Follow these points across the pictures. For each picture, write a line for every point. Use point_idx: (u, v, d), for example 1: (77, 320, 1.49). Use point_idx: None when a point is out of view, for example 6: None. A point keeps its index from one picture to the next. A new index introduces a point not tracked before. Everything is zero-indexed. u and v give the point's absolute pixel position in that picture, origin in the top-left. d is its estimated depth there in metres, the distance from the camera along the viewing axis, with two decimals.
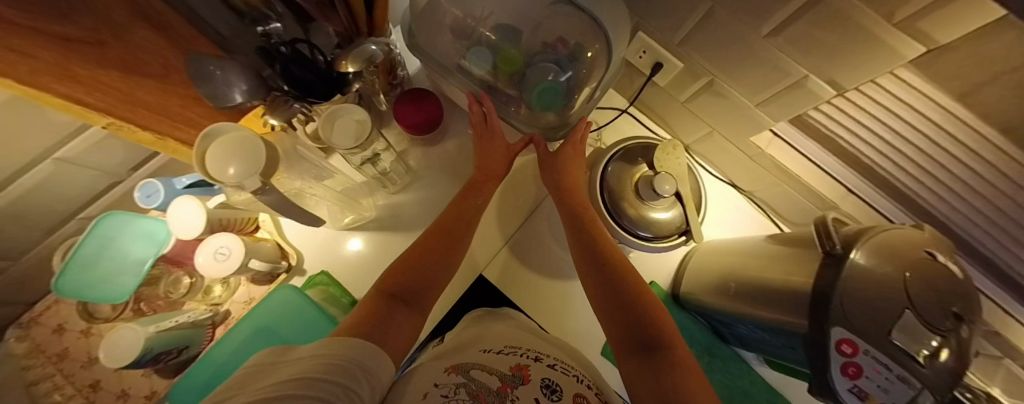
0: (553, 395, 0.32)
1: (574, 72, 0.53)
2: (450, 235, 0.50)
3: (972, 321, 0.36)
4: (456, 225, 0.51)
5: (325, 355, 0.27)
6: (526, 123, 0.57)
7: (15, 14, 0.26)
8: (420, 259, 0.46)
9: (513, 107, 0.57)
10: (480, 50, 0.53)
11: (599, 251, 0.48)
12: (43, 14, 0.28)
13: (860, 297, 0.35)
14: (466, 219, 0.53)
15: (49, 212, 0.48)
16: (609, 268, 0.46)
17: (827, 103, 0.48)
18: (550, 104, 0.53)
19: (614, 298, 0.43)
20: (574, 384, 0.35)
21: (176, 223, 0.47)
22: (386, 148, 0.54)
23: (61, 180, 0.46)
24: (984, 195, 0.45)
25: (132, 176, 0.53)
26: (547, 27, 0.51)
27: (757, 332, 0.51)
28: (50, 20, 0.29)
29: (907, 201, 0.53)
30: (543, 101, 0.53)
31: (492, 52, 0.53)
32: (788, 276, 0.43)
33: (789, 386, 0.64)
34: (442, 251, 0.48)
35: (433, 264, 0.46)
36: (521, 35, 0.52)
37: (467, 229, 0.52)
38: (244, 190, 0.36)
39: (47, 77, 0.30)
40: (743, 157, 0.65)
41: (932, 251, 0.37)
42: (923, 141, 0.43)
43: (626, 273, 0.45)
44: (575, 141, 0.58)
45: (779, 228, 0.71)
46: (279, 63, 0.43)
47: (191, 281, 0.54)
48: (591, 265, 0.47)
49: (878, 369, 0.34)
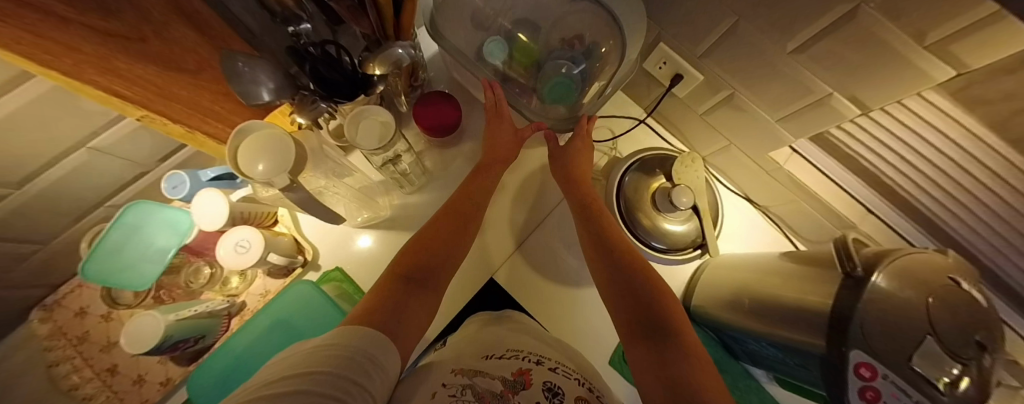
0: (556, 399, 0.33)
1: (586, 66, 0.56)
2: (460, 220, 0.50)
3: (995, 350, 0.35)
4: (470, 212, 0.51)
5: (337, 346, 0.27)
6: (536, 114, 0.60)
7: (66, 9, 0.27)
8: (431, 240, 0.46)
9: (525, 99, 0.60)
10: (498, 41, 0.57)
11: (609, 242, 0.48)
12: (90, 10, 0.29)
13: (880, 321, 0.34)
14: (477, 202, 0.53)
15: (78, 199, 0.50)
16: (618, 255, 0.47)
17: (850, 122, 0.47)
18: (560, 98, 0.57)
19: (624, 287, 0.43)
20: (575, 387, 0.36)
21: (200, 215, 0.48)
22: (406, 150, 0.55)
23: (92, 169, 0.47)
24: (1009, 222, 0.44)
25: (158, 167, 0.55)
26: (565, 22, 0.55)
27: (769, 349, 0.50)
28: (96, 16, 0.30)
29: (928, 224, 0.53)
30: (554, 94, 0.56)
31: (510, 45, 0.57)
32: (805, 294, 0.43)
33: None
34: (452, 232, 0.48)
35: (443, 245, 0.46)
36: (540, 30, 0.57)
37: (478, 211, 0.52)
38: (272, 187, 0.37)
39: (90, 70, 0.31)
40: (760, 172, 0.65)
41: (956, 278, 0.36)
42: (948, 165, 0.43)
43: (636, 264, 0.45)
44: (584, 133, 0.59)
45: (794, 245, 0.71)
46: (308, 63, 0.44)
47: (211, 271, 0.55)
48: (602, 257, 0.47)
49: (896, 395, 0.34)
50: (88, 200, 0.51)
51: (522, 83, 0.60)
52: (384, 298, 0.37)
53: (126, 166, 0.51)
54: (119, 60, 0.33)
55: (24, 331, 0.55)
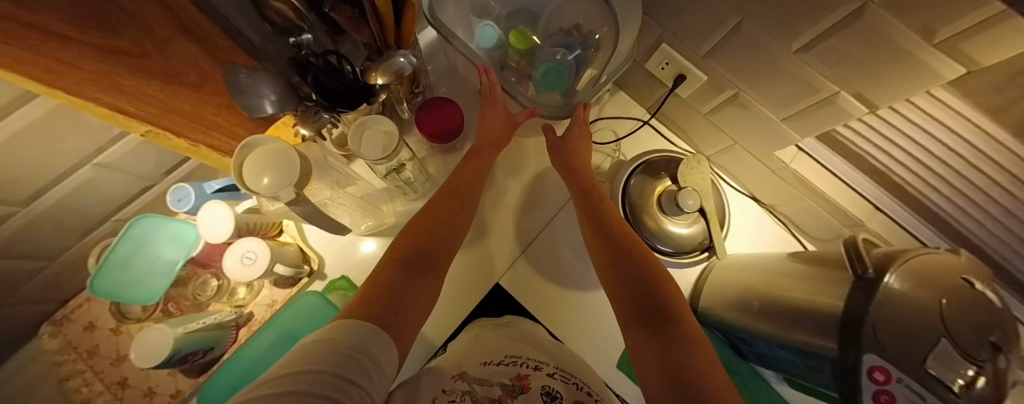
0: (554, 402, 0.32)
1: (580, 53, 0.57)
2: (455, 209, 0.49)
3: (1011, 351, 0.35)
4: (468, 203, 0.50)
5: (336, 339, 0.26)
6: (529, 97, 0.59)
7: (67, 28, 0.27)
8: (428, 228, 0.45)
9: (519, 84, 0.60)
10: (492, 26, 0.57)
11: (612, 229, 0.47)
12: (91, 28, 0.29)
13: (893, 323, 0.34)
14: (474, 192, 0.52)
15: (85, 214, 0.50)
16: (621, 243, 0.45)
17: (858, 120, 0.47)
18: (555, 84, 0.57)
19: (626, 274, 0.42)
20: (573, 391, 0.36)
21: (206, 228, 0.48)
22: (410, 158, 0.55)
23: (98, 184, 0.47)
24: (1022, 219, 0.43)
25: (163, 181, 0.55)
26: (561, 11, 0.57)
27: (780, 351, 0.50)
28: (98, 34, 0.30)
29: (939, 221, 0.52)
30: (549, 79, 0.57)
31: (505, 34, 0.58)
32: (816, 296, 0.42)
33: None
34: (445, 218, 0.47)
35: (439, 233, 0.45)
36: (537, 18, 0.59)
37: (474, 199, 0.51)
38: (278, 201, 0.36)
39: (93, 88, 0.31)
40: (767, 172, 0.64)
41: (970, 278, 0.36)
42: (958, 162, 0.42)
43: (639, 252, 0.44)
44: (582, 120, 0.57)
45: (801, 244, 0.70)
46: (310, 74, 0.43)
47: (218, 283, 0.56)
48: (604, 245, 0.47)
49: (912, 398, 0.33)
50: (96, 215, 0.52)
51: (516, 70, 0.60)
52: (381, 287, 0.36)
53: (131, 181, 0.51)
54: (123, 77, 0.33)
55: (34, 346, 0.55)
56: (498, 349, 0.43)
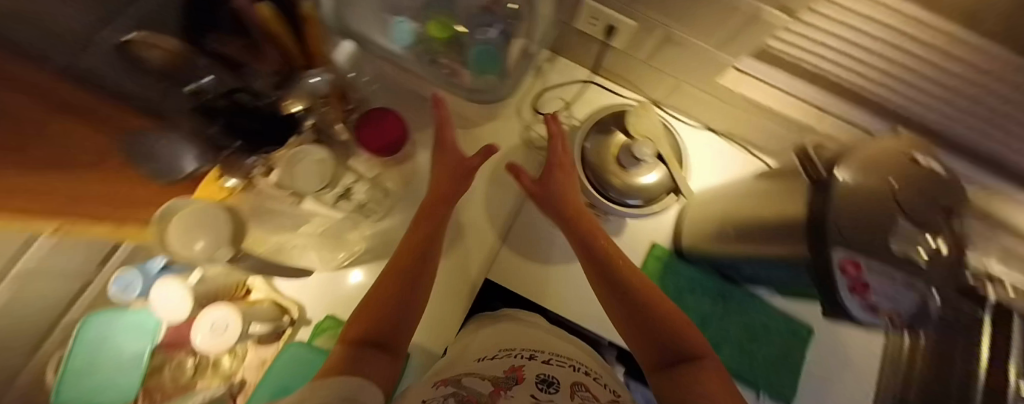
0: (549, 388, 0.32)
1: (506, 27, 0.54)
2: (417, 270, 0.47)
3: (958, 213, 0.37)
4: (428, 247, 0.49)
5: (309, 399, 0.24)
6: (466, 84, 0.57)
7: None
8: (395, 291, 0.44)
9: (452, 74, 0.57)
10: (404, 21, 0.53)
11: (602, 259, 0.44)
12: None
13: (851, 217, 0.35)
14: (436, 241, 0.51)
15: (26, 331, 0.46)
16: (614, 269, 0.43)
17: (785, 31, 0.47)
18: (486, 67, 0.54)
19: (625, 304, 0.40)
20: (570, 374, 0.35)
21: (163, 309, 0.45)
22: (357, 180, 0.54)
23: (28, 297, 0.43)
24: (950, 88, 0.45)
25: (103, 273, 0.51)
26: None
27: (763, 269, 0.52)
28: None
29: (879, 109, 0.54)
30: (478, 63, 0.54)
31: (422, 26, 0.54)
32: (781, 209, 0.43)
33: (804, 309, 0.66)
34: (411, 275, 0.46)
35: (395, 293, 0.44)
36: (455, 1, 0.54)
37: (433, 254, 0.50)
38: (215, 261, 0.35)
39: None
40: (716, 102, 0.65)
41: (912, 154, 0.37)
42: (884, 49, 0.43)
43: (631, 279, 0.42)
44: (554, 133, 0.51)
45: (763, 163, 0.72)
46: (222, 119, 0.38)
47: (195, 361, 0.51)
48: (601, 284, 0.43)
49: (882, 280, 0.35)
50: (36, 329, 0.47)
51: (448, 62, 0.56)
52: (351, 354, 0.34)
53: (64, 282, 0.47)
54: None
55: None
56: (493, 345, 0.43)
